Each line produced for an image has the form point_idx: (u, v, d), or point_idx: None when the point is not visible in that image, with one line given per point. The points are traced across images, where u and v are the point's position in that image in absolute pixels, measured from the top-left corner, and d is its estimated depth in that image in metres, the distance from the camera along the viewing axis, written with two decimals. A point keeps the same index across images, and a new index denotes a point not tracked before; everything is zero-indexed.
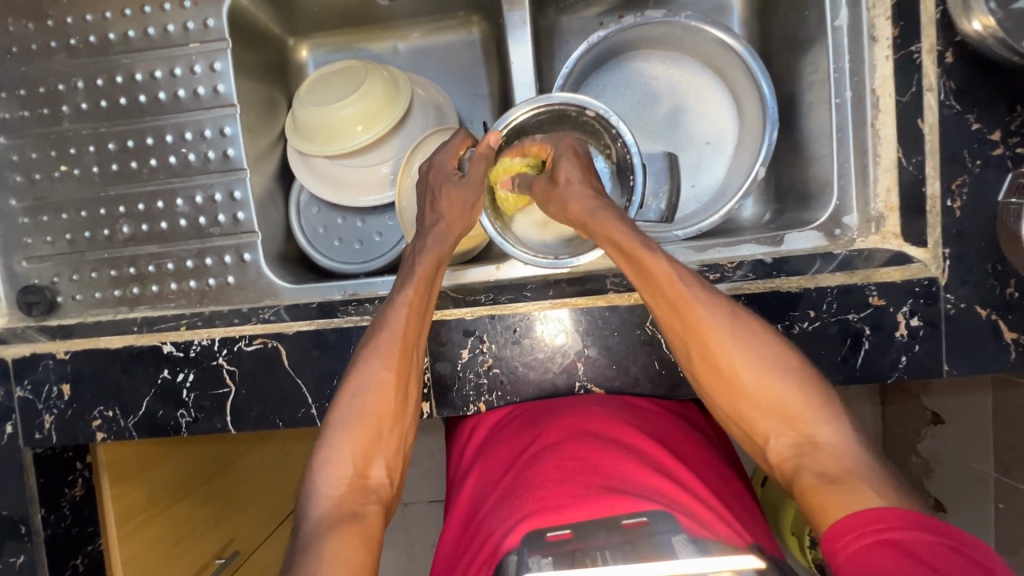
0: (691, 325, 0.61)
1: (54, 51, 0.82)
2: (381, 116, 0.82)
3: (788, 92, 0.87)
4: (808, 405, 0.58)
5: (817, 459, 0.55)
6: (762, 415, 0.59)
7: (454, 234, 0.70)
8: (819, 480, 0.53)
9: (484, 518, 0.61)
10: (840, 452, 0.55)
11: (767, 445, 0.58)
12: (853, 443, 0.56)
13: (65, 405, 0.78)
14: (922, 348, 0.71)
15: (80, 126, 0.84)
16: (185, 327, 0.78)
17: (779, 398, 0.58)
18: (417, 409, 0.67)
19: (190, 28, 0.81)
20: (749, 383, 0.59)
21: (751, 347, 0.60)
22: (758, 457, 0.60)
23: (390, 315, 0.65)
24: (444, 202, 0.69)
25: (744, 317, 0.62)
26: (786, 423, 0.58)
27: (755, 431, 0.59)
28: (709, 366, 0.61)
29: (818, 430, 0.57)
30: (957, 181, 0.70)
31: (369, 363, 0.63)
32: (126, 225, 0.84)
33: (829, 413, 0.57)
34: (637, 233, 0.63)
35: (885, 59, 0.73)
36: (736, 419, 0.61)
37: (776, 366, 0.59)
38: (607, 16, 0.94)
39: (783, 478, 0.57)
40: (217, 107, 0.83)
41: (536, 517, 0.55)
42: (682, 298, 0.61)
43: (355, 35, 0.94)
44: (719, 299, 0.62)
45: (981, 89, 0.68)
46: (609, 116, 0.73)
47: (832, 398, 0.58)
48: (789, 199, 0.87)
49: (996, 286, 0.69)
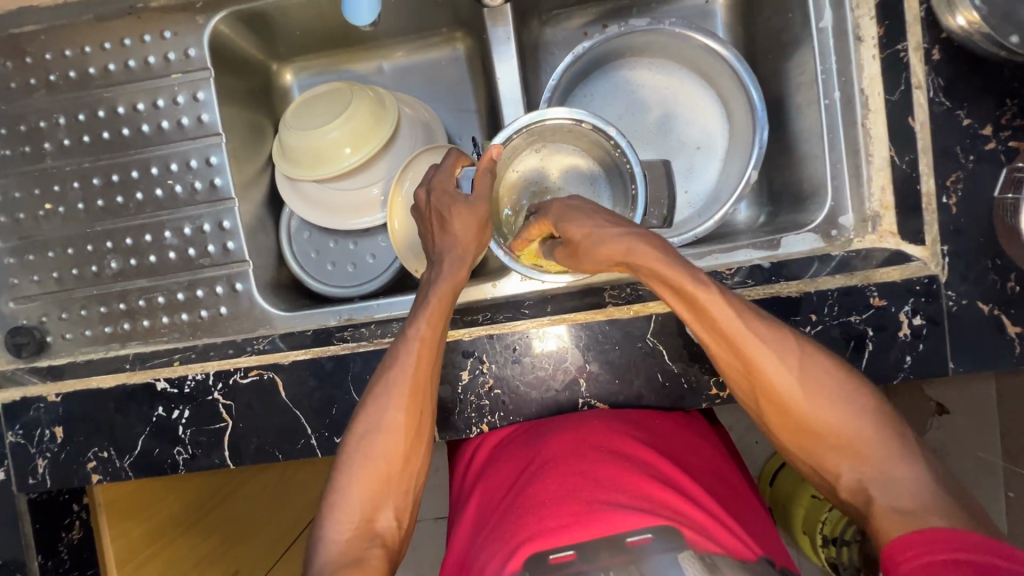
0: (754, 363, 0.59)
1: (34, 88, 0.81)
2: (369, 137, 0.81)
3: (776, 93, 0.87)
4: (878, 438, 0.57)
5: (891, 494, 0.55)
6: (831, 452, 0.58)
7: (469, 258, 0.69)
8: (893, 513, 0.53)
9: (479, 545, 0.60)
10: (915, 488, 0.54)
11: (838, 479, 0.58)
12: (928, 478, 0.55)
13: (58, 448, 0.76)
14: (926, 346, 0.70)
15: (63, 163, 0.82)
16: (179, 361, 0.77)
17: (848, 434, 0.57)
18: (431, 445, 0.65)
19: (171, 59, 0.80)
20: (822, 422, 0.58)
21: (814, 385, 0.59)
22: (827, 490, 0.60)
23: (402, 349, 0.63)
24: (455, 223, 0.68)
25: (805, 348, 0.61)
26: (860, 460, 0.57)
27: (825, 466, 0.59)
28: (774, 403, 0.60)
29: (893, 465, 0.56)
30: (952, 178, 0.69)
31: (380, 400, 0.62)
32: (114, 260, 0.83)
33: (901, 448, 0.57)
34: (683, 265, 0.59)
35: (873, 59, 0.73)
36: (804, 454, 0.60)
37: (843, 401, 0.58)
38: (591, 26, 0.93)
39: (856, 509, 0.57)
40: (201, 136, 0.82)
41: (532, 541, 0.53)
42: (744, 338, 0.59)
43: (338, 57, 0.93)
44: (778, 331, 0.60)
45: (970, 85, 0.68)
46: (605, 126, 0.74)
47: (905, 433, 0.58)
48: (783, 200, 0.87)
49: (997, 280, 0.69)
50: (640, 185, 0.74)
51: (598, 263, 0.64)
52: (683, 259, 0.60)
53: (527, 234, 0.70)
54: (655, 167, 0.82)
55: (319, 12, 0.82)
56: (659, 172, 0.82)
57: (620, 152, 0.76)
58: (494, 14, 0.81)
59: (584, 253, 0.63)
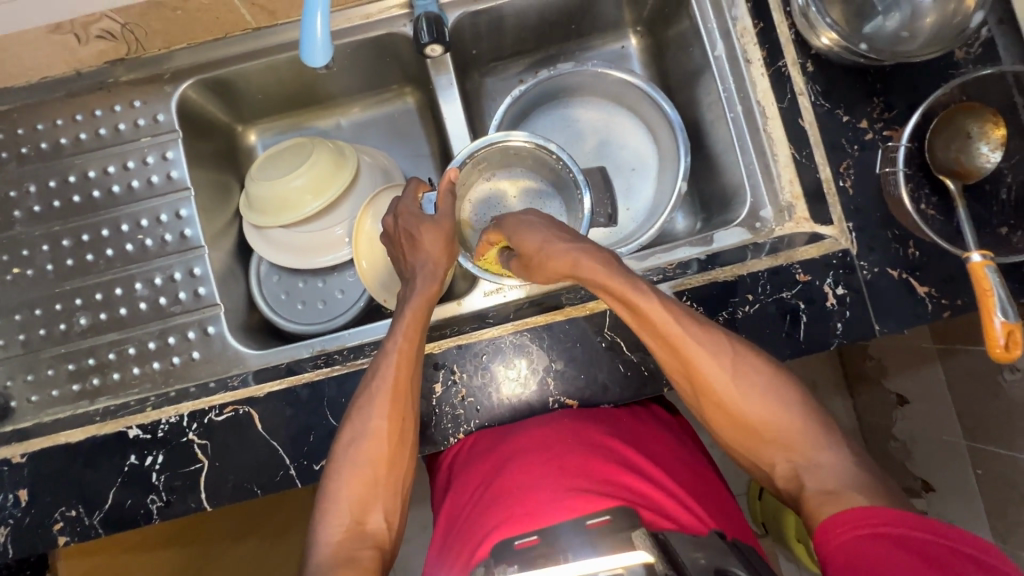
0: (693, 365, 0.66)
1: (5, 161, 0.86)
2: (331, 181, 0.88)
3: (692, 115, 0.99)
4: (804, 431, 0.64)
5: (818, 477, 0.61)
6: (767, 445, 0.65)
7: (440, 273, 0.73)
8: (819, 495, 0.59)
9: (453, 540, 0.66)
10: (837, 472, 0.61)
11: (773, 469, 0.65)
12: (850, 463, 0.61)
13: (22, 512, 0.73)
14: (852, 312, 0.78)
15: (32, 228, 0.85)
16: (152, 407, 0.77)
17: (782, 426, 0.64)
18: (414, 452, 0.67)
19: (140, 124, 0.86)
20: (755, 417, 0.65)
21: (753, 385, 0.66)
22: (766, 481, 0.66)
23: (381, 362, 0.66)
24: (425, 240, 0.73)
25: (740, 350, 0.67)
26: (789, 450, 0.64)
27: (762, 458, 0.66)
28: (715, 399, 0.66)
29: (818, 454, 0.62)
30: (844, 165, 0.81)
31: (363, 409, 0.64)
32: (84, 316, 0.84)
33: (826, 440, 0.63)
34: (628, 275, 0.65)
35: (762, 76, 0.85)
36: (745, 448, 0.67)
37: (777, 396, 0.65)
38: (525, 73, 1.05)
39: (789, 497, 0.63)
40: (171, 192, 0.87)
41: (500, 530, 0.60)
42: (685, 349, 0.66)
43: (299, 116, 1.01)
44: (716, 337, 0.67)
45: (843, 90, 0.81)
46: (547, 146, 0.83)
47: (830, 427, 0.65)
48: (712, 206, 0.97)
49: (899, 248, 0.78)
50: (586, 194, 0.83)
51: (554, 274, 0.69)
52: (628, 268, 0.66)
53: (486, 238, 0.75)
54: (592, 174, 0.94)
55: (278, 77, 0.91)
56: (597, 177, 0.94)
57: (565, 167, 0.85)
58: (436, 64, 0.91)
59: (539, 270, 0.69)
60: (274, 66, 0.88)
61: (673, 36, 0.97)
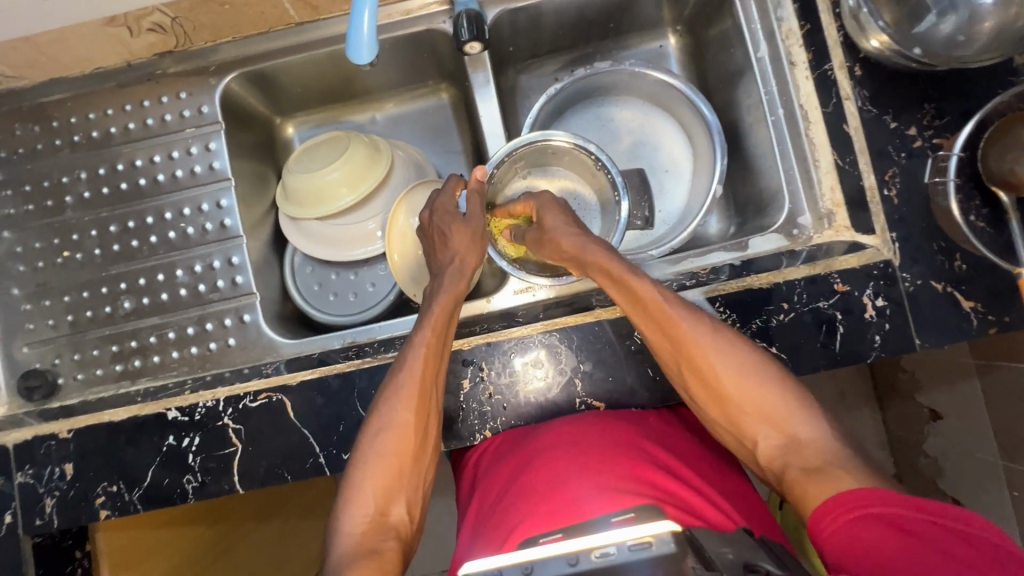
0: (681, 342, 0.66)
1: (58, 148, 0.89)
2: (366, 175, 0.89)
3: (730, 117, 0.97)
4: (785, 405, 0.64)
5: (800, 453, 0.61)
6: (748, 422, 0.65)
7: (468, 270, 0.74)
8: (802, 472, 0.59)
9: (477, 538, 0.66)
10: (820, 446, 0.61)
11: (756, 446, 0.64)
12: (830, 436, 0.62)
13: (67, 485, 0.76)
14: (892, 325, 0.76)
15: (82, 213, 0.89)
16: (190, 391, 0.80)
17: (766, 403, 0.64)
18: (435, 447, 0.68)
19: (186, 115, 0.89)
20: (739, 394, 0.65)
21: (737, 362, 0.66)
22: (750, 459, 0.66)
23: (408, 354, 0.67)
24: (454, 239, 0.75)
25: (723, 330, 0.68)
26: (771, 426, 0.64)
27: (745, 435, 0.65)
28: (700, 378, 0.67)
29: (799, 429, 0.63)
30: (889, 174, 0.78)
31: (388, 400, 0.65)
32: (127, 300, 0.87)
33: (806, 413, 0.63)
34: (624, 261, 0.68)
35: (806, 79, 0.83)
36: (728, 425, 0.67)
37: (758, 374, 0.66)
38: (562, 71, 1.05)
39: (773, 476, 0.62)
40: (213, 182, 0.89)
41: (528, 527, 0.60)
42: (672, 320, 0.66)
43: (336, 110, 1.03)
44: (701, 316, 0.68)
45: (891, 95, 0.79)
46: (586, 144, 0.83)
47: (809, 401, 0.65)
48: (748, 211, 0.95)
49: (944, 260, 0.76)
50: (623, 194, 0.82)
51: (557, 255, 0.75)
52: (624, 256, 0.69)
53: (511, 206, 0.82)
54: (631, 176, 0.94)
55: (318, 71, 0.92)
56: (634, 180, 0.94)
57: (602, 167, 0.84)
58: (474, 62, 0.91)
59: (546, 245, 0.75)
60: (315, 61, 0.90)
61: (713, 36, 0.96)
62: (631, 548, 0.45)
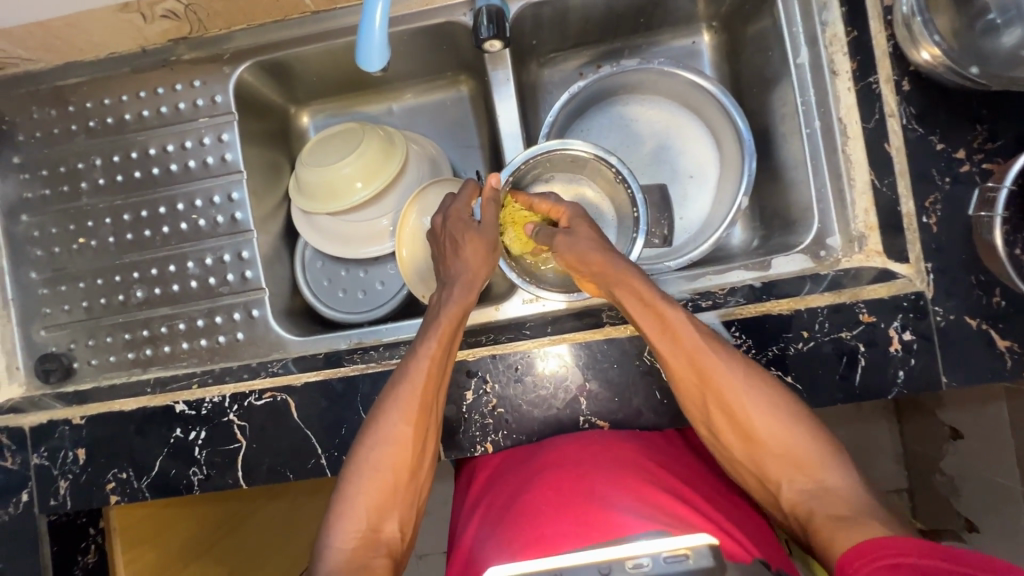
0: (710, 376, 0.65)
1: (74, 133, 0.89)
2: (379, 171, 0.87)
3: (763, 124, 0.92)
4: (814, 451, 0.62)
5: (828, 502, 0.59)
6: (774, 463, 0.63)
7: (477, 284, 0.74)
8: (831, 520, 0.57)
9: (486, 550, 0.65)
10: (848, 496, 0.59)
11: (780, 490, 0.62)
12: (859, 487, 0.59)
13: (79, 469, 0.79)
14: (918, 361, 0.72)
15: (97, 200, 0.89)
16: (197, 384, 0.81)
17: (792, 447, 0.62)
18: (432, 462, 0.68)
19: (199, 105, 0.87)
20: (765, 434, 0.63)
21: (768, 404, 0.64)
22: (770, 502, 0.64)
23: (411, 366, 0.66)
24: (466, 250, 0.74)
25: (754, 368, 0.66)
26: (798, 471, 0.62)
27: (768, 478, 0.63)
28: (725, 413, 0.65)
29: (827, 476, 0.61)
30: (930, 199, 0.73)
31: (389, 413, 0.65)
32: (140, 289, 0.88)
33: (836, 460, 0.61)
34: (657, 290, 0.67)
35: (848, 91, 0.77)
36: (749, 463, 0.64)
37: (787, 416, 0.63)
38: (586, 66, 1.00)
39: (798, 522, 0.60)
40: (224, 174, 0.88)
41: (540, 546, 0.59)
42: (705, 358, 0.64)
43: (352, 100, 1.00)
44: (731, 352, 0.66)
45: (941, 113, 0.73)
46: (605, 155, 0.79)
47: (839, 447, 0.63)
48: (774, 225, 0.90)
49: (982, 296, 0.71)
50: (641, 208, 0.79)
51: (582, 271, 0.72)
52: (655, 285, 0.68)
53: (537, 203, 0.78)
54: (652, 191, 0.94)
55: (333, 61, 0.89)
56: (656, 198, 0.93)
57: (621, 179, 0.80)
58: (494, 58, 0.87)
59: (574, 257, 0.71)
60: (330, 51, 0.87)
61: (751, 35, 0.89)
62: (665, 560, 0.47)
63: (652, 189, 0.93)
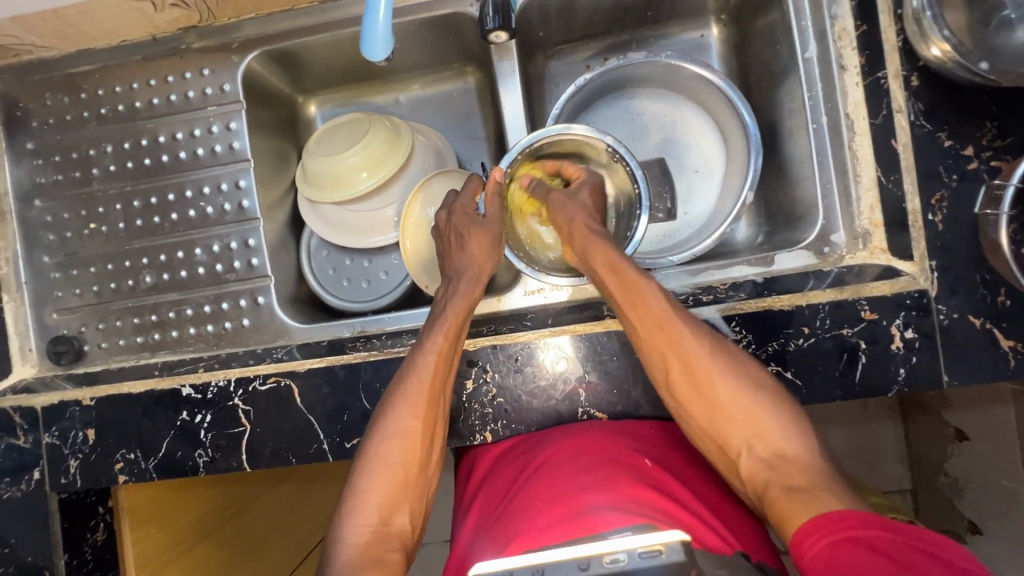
0: (674, 343, 0.65)
1: (86, 120, 0.90)
2: (385, 162, 0.88)
3: (769, 119, 0.91)
4: (775, 420, 0.63)
5: (787, 471, 0.60)
6: (734, 431, 0.64)
7: (484, 277, 0.75)
8: (787, 491, 0.57)
9: (481, 545, 0.64)
10: (805, 465, 0.60)
11: (739, 459, 0.63)
12: (815, 456, 0.61)
13: (89, 449, 0.81)
14: (920, 359, 0.72)
15: (108, 186, 0.91)
16: (204, 369, 0.82)
17: (753, 416, 0.63)
18: (441, 454, 0.69)
19: (208, 93, 0.88)
20: (726, 403, 0.64)
21: (734, 374, 0.65)
22: (730, 470, 0.65)
23: (416, 362, 0.68)
24: (472, 243, 0.75)
25: (719, 337, 0.67)
26: (758, 439, 0.63)
27: (728, 445, 0.64)
28: (688, 380, 0.65)
29: (784, 444, 0.62)
30: (936, 197, 0.72)
31: (397, 407, 0.66)
32: (149, 275, 0.90)
33: (795, 429, 0.62)
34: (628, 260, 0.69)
35: (856, 86, 0.77)
36: (712, 432, 0.65)
37: (748, 384, 0.65)
38: (593, 59, 1.00)
39: (755, 491, 0.61)
40: (232, 162, 0.89)
41: (521, 540, 0.58)
42: (672, 324, 0.66)
43: (358, 90, 1.01)
44: (697, 321, 0.67)
45: (949, 109, 0.72)
46: (602, 136, 0.79)
47: (799, 417, 0.64)
48: (778, 221, 0.90)
49: (986, 295, 0.71)
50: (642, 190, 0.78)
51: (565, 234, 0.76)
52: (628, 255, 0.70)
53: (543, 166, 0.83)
54: (651, 166, 0.96)
55: (340, 51, 0.90)
56: (656, 172, 0.95)
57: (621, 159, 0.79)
58: (500, 50, 0.88)
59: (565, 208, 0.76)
60: (337, 41, 0.87)
61: (759, 29, 0.88)
62: (641, 555, 0.47)
63: (651, 164, 0.96)
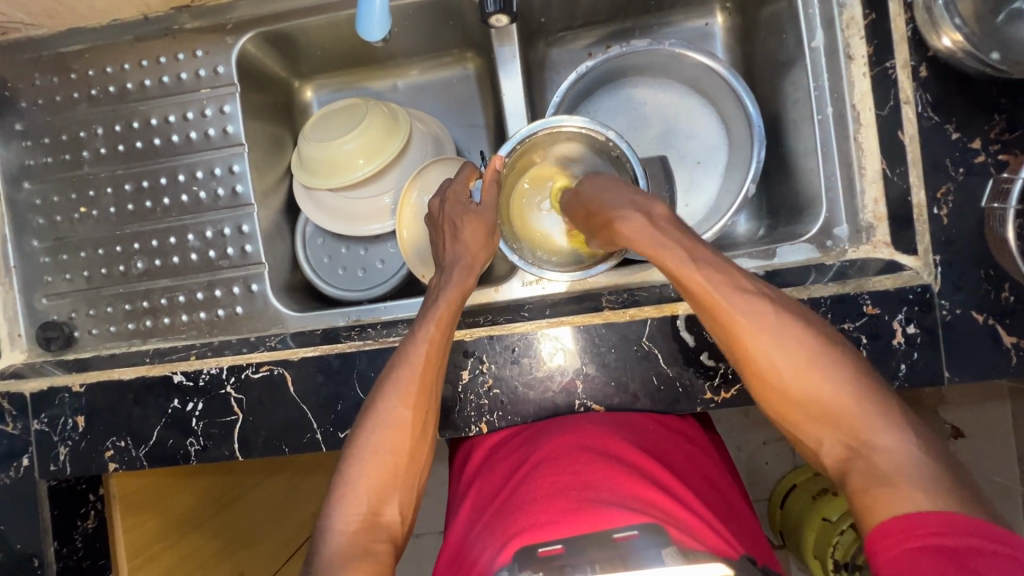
0: (730, 328, 0.61)
1: (77, 101, 0.88)
2: (382, 149, 0.86)
3: (774, 109, 0.89)
4: (859, 408, 0.56)
5: (872, 465, 0.53)
6: (809, 420, 0.58)
7: (477, 267, 0.74)
8: (867, 485, 0.52)
9: (479, 537, 0.62)
10: (895, 458, 0.53)
11: (818, 449, 0.58)
12: (913, 447, 0.53)
13: (79, 436, 0.80)
14: (921, 354, 0.71)
15: (99, 169, 0.89)
16: (196, 356, 0.81)
17: (831, 403, 0.56)
18: (432, 444, 0.68)
19: (201, 75, 0.87)
20: (798, 389, 0.58)
21: (807, 356, 0.58)
22: (813, 461, 0.60)
23: (410, 350, 0.67)
24: (466, 233, 0.74)
25: (789, 316, 0.60)
26: (838, 430, 0.56)
27: (805, 436, 0.59)
28: (753, 366, 0.60)
29: (873, 435, 0.54)
30: (942, 190, 0.71)
31: (388, 397, 0.65)
32: (141, 260, 0.89)
33: (885, 418, 0.55)
34: (677, 238, 0.64)
35: (862, 76, 0.75)
36: (783, 420, 0.60)
37: (825, 368, 0.58)
38: (595, 46, 0.98)
39: (835, 482, 0.56)
40: (226, 146, 0.87)
41: (525, 533, 0.55)
42: (728, 309, 0.60)
43: (356, 75, 0.98)
44: (762, 301, 0.61)
45: (957, 101, 0.71)
46: (602, 128, 0.77)
47: (890, 402, 0.56)
48: (781, 213, 0.89)
49: (990, 291, 0.70)
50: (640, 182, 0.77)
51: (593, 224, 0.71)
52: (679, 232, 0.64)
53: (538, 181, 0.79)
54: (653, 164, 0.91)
55: (337, 34, 0.88)
56: (657, 169, 0.91)
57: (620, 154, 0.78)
58: (500, 35, 0.86)
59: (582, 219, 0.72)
60: (334, 23, 0.85)
61: (766, 18, 0.87)
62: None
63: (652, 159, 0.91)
